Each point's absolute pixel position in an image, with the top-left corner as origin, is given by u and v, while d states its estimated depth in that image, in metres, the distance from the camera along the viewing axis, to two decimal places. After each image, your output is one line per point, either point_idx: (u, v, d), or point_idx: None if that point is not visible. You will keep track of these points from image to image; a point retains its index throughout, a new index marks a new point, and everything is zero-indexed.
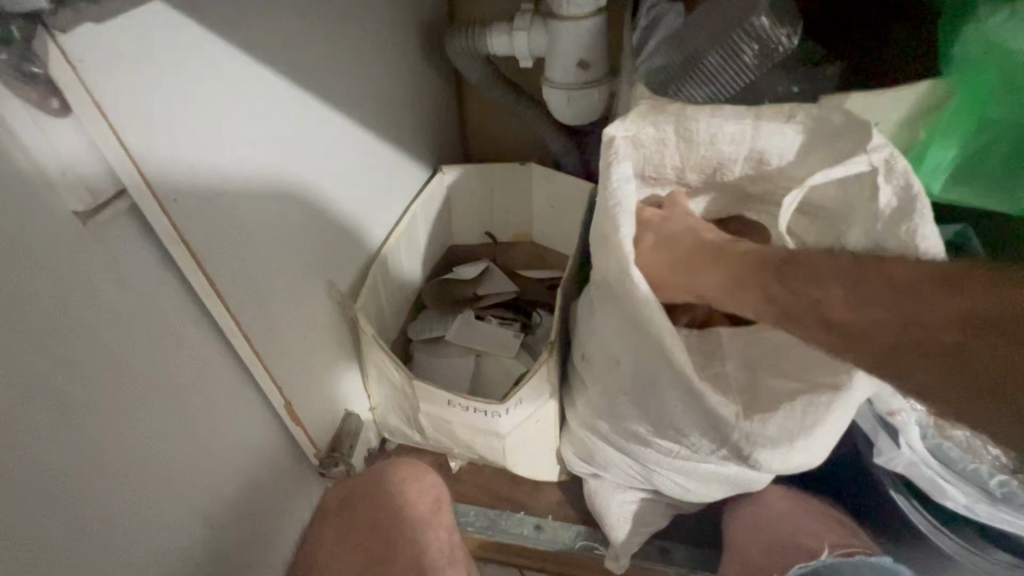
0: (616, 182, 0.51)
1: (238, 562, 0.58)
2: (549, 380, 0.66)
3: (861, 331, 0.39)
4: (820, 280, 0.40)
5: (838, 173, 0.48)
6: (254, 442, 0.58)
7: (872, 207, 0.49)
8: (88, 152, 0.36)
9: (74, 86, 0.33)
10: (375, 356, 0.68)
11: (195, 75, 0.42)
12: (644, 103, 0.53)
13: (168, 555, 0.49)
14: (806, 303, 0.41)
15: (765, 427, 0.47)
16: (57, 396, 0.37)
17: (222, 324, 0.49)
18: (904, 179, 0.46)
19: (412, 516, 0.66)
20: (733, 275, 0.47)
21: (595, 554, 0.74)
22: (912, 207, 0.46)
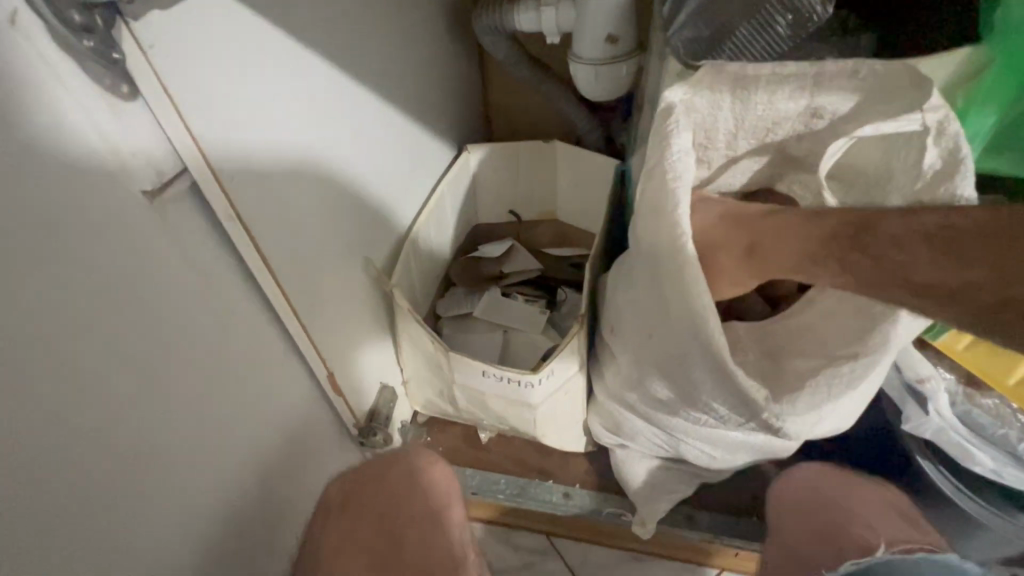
0: (675, 155, 0.52)
1: (289, 520, 0.63)
2: (578, 352, 0.67)
3: (918, 278, 0.41)
4: (903, 241, 0.42)
5: (887, 127, 0.49)
6: (300, 410, 0.61)
7: (915, 167, 0.50)
8: (154, 134, 0.38)
9: (144, 72, 0.35)
10: (410, 329, 0.71)
11: (267, 49, 0.46)
12: (704, 65, 0.53)
13: (232, 511, 0.53)
14: (880, 265, 0.43)
15: (795, 406, 0.48)
16: (133, 362, 0.40)
17: (272, 297, 0.52)
18: (954, 140, 0.46)
19: (434, 498, 0.70)
20: (806, 251, 0.48)
21: (622, 520, 0.77)
22: (956, 168, 0.46)
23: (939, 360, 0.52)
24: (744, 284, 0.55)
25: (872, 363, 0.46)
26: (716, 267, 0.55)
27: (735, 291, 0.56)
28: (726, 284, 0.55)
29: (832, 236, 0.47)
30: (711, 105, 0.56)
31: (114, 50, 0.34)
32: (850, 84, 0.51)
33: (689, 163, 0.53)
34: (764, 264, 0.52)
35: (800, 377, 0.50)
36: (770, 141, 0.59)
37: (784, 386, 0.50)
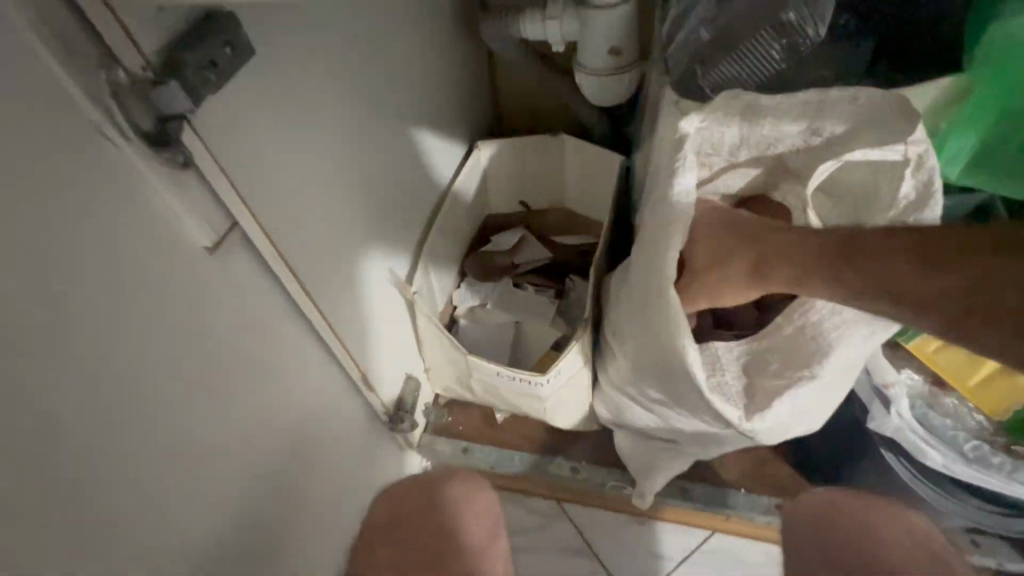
0: (679, 192, 0.56)
1: (343, 504, 0.72)
2: (584, 350, 0.75)
3: (902, 287, 0.46)
4: (886, 258, 0.47)
5: (874, 156, 0.52)
6: (344, 410, 0.69)
7: (891, 195, 0.54)
8: (206, 203, 0.42)
9: (202, 155, 0.39)
10: (431, 331, 0.78)
11: (306, 98, 0.51)
12: (723, 93, 0.56)
13: (302, 502, 0.62)
14: (868, 277, 0.48)
15: (764, 421, 0.55)
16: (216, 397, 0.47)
17: (314, 321, 0.57)
18: (928, 175, 0.51)
19: (470, 544, 0.62)
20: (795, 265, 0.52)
21: (624, 492, 0.87)
22: (924, 203, 0.51)
23: (905, 365, 0.58)
24: (741, 293, 0.58)
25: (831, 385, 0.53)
26: (721, 277, 0.58)
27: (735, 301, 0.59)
28: (728, 293, 0.58)
29: (823, 250, 0.51)
30: (719, 125, 0.58)
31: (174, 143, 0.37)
32: (844, 110, 0.54)
33: (693, 205, 0.57)
34: (761, 275, 0.56)
35: (769, 394, 0.55)
36: (771, 153, 0.60)
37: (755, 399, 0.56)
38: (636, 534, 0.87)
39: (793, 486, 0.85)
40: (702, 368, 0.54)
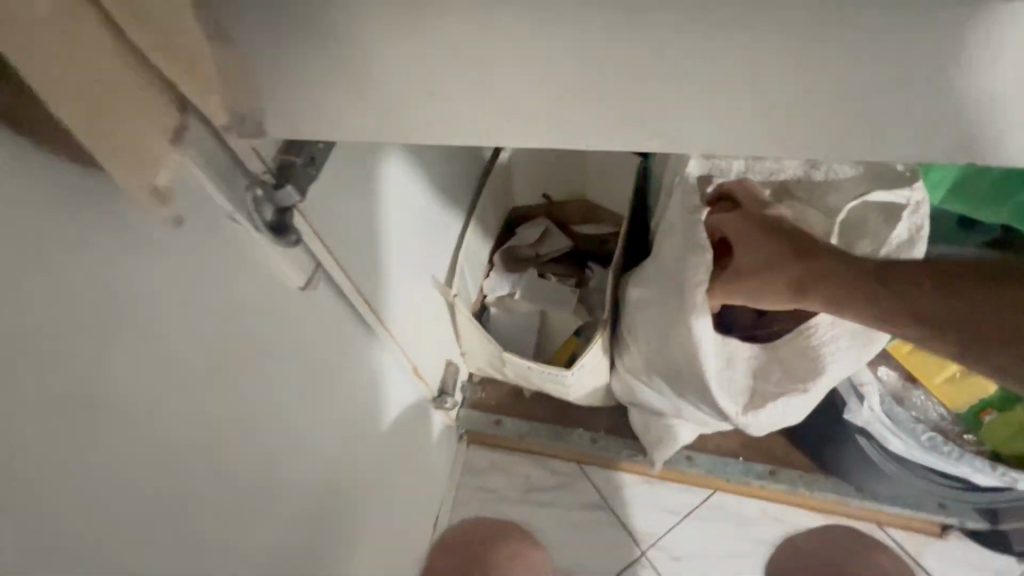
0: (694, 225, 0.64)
1: (404, 474, 0.85)
2: (603, 342, 0.86)
3: (929, 312, 0.48)
4: (914, 284, 0.49)
5: (883, 196, 0.61)
6: (402, 397, 0.81)
7: (884, 235, 0.62)
8: (304, 259, 0.52)
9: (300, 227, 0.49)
10: (470, 327, 0.90)
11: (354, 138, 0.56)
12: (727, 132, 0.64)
13: (375, 476, 0.75)
14: (901, 299, 0.50)
15: (758, 418, 0.66)
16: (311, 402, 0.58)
17: (378, 330, 0.69)
18: (919, 221, 0.60)
19: None
20: (804, 275, 0.57)
21: (637, 459, 1.00)
22: (913, 244, 0.60)
23: (883, 366, 0.67)
24: (780, 302, 0.61)
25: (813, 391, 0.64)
26: (759, 284, 0.61)
27: (773, 305, 0.62)
28: (767, 298, 0.62)
29: (863, 272, 0.53)
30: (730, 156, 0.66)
31: (290, 232, 0.46)
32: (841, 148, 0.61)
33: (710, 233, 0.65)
34: (799, 286, 0.58)
35: (764, 395, 0.66)
36: (776, 178, 0.68)
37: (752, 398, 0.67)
38: (647, 493, 1.01)
39: (785, 455, 0.97)
40: (712, 375, 0.64)
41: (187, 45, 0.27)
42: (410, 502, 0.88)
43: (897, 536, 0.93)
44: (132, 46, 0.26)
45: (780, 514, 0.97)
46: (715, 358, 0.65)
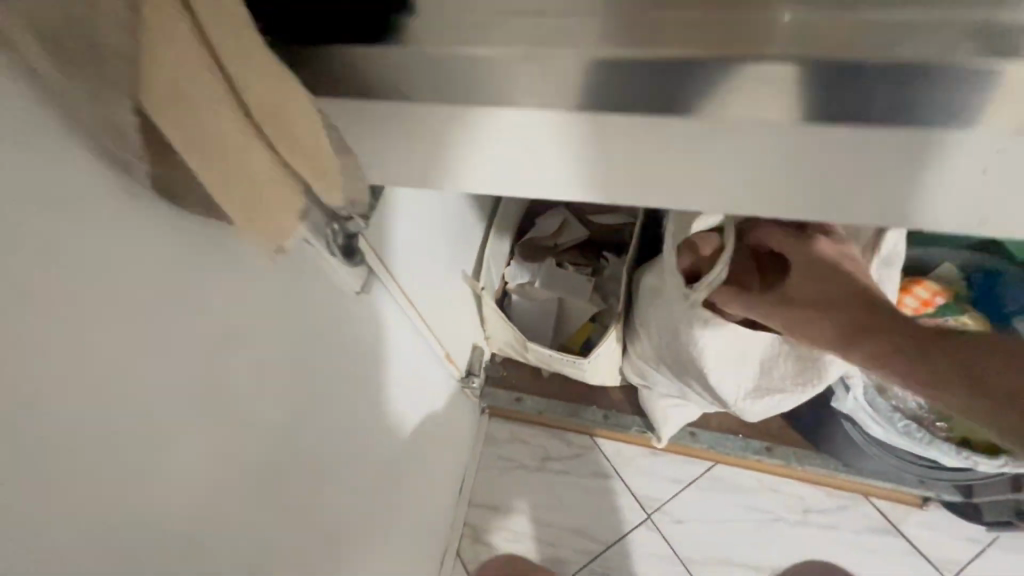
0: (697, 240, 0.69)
1: (435, 444, 0.96)
2: (615, 332, 0.94)
3: (983, 379, 0.44)
4: (970, 350, 0.46)
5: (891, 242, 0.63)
6: (434, 378, 0.92)
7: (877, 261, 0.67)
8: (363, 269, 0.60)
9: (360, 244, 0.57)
10: (495, 316, 0.99)
11: None
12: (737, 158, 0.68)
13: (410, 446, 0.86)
14: (954, 365, 0.46)
15: (754, 406, 0.75)
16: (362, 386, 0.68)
17: (416, 323, 0.78)
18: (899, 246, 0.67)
19: None
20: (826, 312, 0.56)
21: (645, 434, 1.10)
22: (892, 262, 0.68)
23: None
24: (825, 344, 0.58)
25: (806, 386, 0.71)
26: (806, 316, 0.58)
27: (812, 342, 0.59)
28: (810, 332, 0.59)
29: (926, 330, 0.50)
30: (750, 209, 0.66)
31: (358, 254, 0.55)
32: None
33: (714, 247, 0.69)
34: (850, 331, 0.54)
35: (762, 387, 0.74)
36: None
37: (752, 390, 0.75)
38: (653, 463, 1.12)
39: (781, 432, 1.06)
40: (714, 375, 0.72)
41: (310, 139, 0.31)
42: (440, 468, 1.00)
43: (881, 504, 1.04)
44: (268, 141, 0.31)
45: (773, 484, 1.07)
46: (718, 360, 0.72)
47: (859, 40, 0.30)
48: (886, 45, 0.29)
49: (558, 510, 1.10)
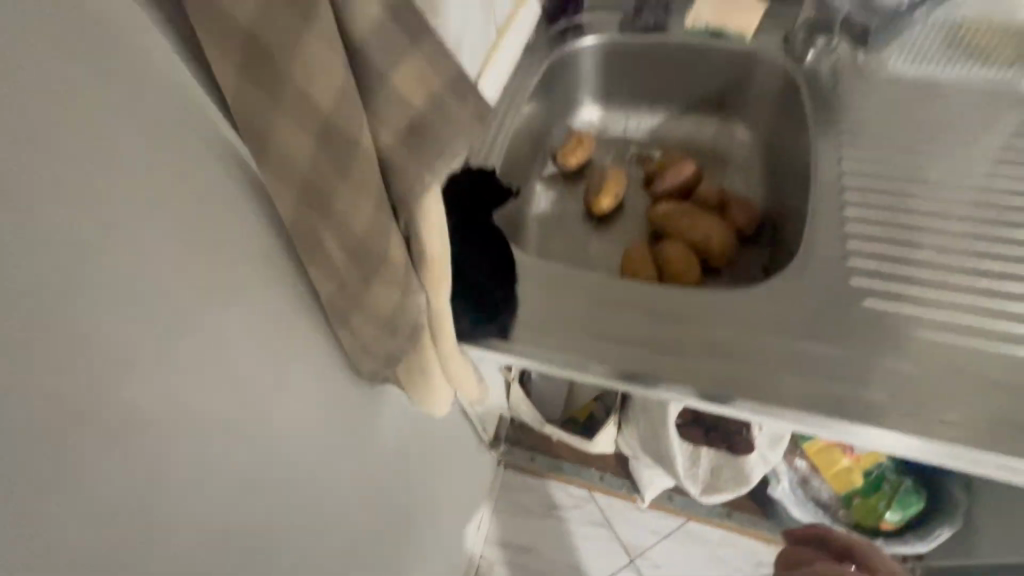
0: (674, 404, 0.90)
1: (468, 495, 1.24)
2: (612, 420, 1.23)
3: None
4: None
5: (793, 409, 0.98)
6: (472, 445, 1.20)
7: None
8: None
9: None
10: (517, 399, 1.29)
11: None
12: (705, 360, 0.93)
13: (455, 499, 1.14)
14: None
15: (712, 496, 1.03)
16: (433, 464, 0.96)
17: (468, 413, 1.06)
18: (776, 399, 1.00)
19: None
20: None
21: (630, 493, 1.38)
22: None
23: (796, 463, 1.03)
24: None
25: (745, 484, 0.99)
26: None
27: None
28: None
29: None
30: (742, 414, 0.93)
31: None
32: None
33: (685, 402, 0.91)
34: None
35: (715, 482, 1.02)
36: None
37: (711, 485, 1.03)
38: (637, 517, 1.39)
39: (740, 499, 1.35)
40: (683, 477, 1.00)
41: (456, 366, 0.57)
42: (470, 513, 1.28)
43: None
44: (441, 372, 0.57)
45: (736, 543, 1.34)
46: (685, 462, 1.00)
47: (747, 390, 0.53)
48: (748, 377, 0.54)
49: (560, 551, 1.37)
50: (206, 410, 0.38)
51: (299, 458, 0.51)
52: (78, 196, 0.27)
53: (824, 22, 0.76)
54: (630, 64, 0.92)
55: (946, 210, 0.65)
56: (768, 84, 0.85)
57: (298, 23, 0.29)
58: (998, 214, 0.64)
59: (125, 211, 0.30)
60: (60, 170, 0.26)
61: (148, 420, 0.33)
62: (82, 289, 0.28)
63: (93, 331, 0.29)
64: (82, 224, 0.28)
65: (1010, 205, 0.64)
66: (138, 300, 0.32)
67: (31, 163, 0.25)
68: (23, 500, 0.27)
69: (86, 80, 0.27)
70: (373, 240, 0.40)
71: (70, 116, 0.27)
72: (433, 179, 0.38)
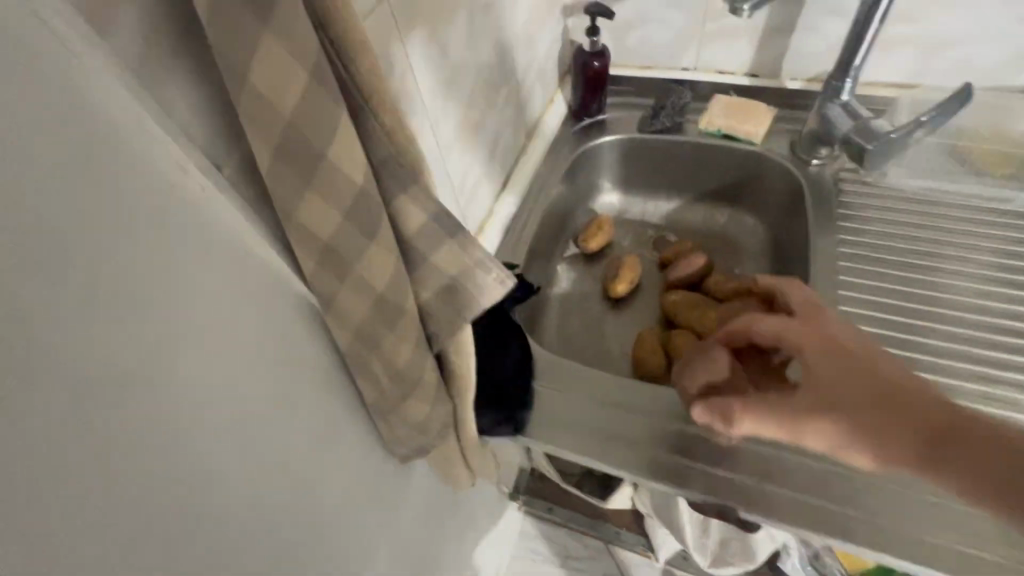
0: None
1: (487, 543, 1.30)
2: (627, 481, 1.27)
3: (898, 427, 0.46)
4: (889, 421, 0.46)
5: None
6: (493, 497, 1.27)
7: None
8: None
9: None
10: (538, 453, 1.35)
11: None
12: None
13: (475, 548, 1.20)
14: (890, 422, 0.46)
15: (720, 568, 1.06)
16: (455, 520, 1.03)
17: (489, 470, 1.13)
18: None
19: None
20: (857, 391, 0.47)
21: (646, 551, 1.41)
22: None
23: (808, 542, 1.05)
24: None
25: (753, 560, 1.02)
26: None
27: None
28: None
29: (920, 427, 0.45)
30: None
31: None
32: None
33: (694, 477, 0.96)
34: None
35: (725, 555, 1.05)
36: None
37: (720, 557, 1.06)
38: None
39: None
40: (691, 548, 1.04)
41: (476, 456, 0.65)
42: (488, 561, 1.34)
43: None
44: (463, 460, 0.64)
45: None
46: (694, 533, 1.03)
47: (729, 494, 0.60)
48: (734, 482, 0.60)
49: None
50: (225, 418, 0.40)
51: (334, 535, 0.59)
52: (117, 245, 0.30)
53: (822, 136, 0.83)
54: (647, 159, 1.00)
55: (937, 329, 0.69)
56: (776, 184, 0.91)
57: (365, 239, 0.38)
58: (989, 334, 0.68)
59: (160, 239, 0.32)
60: (103, 203, 0.28)
61: (175, 427, 0.36)
62: (120, 344, 0.31)
63: (126, 350, 0.31)
64: (125, 256, 0.30)
65: (1000, 324, 0.68)
66: (168, 338, 0.34)
67: (81, 211, 0.27)
68: (65, 503, 0.29)
69: (141, 153, 0.30)
70: (409, 372, 0.49)
71: (122, 195, 0.29)
72: (458, 320, 0.48)
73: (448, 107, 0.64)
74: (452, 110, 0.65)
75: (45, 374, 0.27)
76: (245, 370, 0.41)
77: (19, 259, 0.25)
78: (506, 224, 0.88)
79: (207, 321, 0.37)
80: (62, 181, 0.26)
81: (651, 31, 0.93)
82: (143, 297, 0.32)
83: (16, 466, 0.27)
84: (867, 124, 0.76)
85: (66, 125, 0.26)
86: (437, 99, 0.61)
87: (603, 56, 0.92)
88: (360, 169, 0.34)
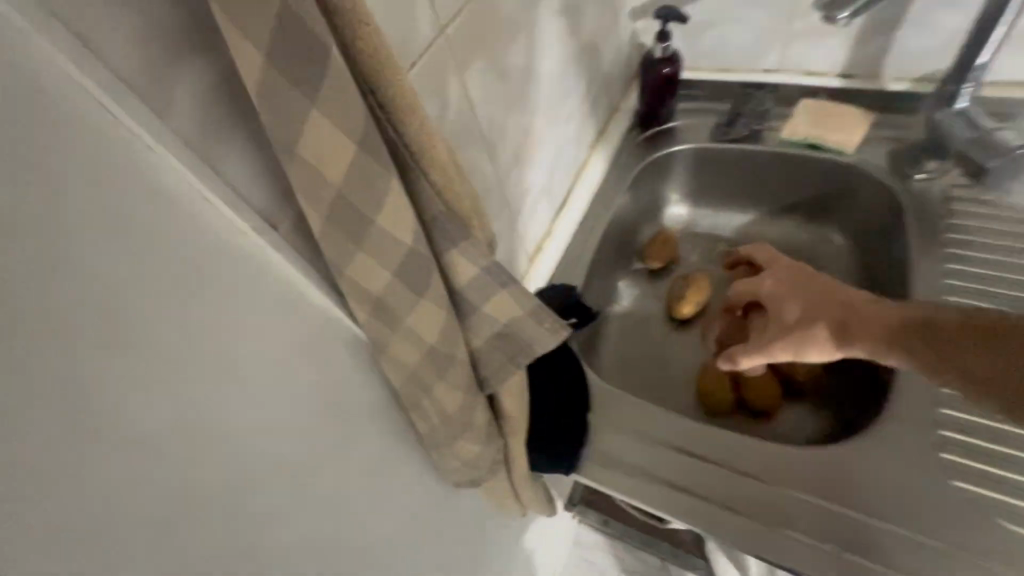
0: None
1: (540, 554, 1.30)
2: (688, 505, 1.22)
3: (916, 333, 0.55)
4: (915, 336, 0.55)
5: None
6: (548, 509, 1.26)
7: None
8: None
9: None
10: None
11: None
12: None
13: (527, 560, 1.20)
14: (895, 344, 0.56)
15: None
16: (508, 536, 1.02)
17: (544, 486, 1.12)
18: None
19: None
20: (831, 307, 0.62)
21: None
22: None
23: None
24: None
25: None
26: None
27: None
28: None
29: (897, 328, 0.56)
30: None
31: None
32: None
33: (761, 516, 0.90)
34: None
35: None
36: None
37: None
38: None
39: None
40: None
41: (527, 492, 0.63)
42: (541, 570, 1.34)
43: None
44: (515, 496, 0.63)
45: None
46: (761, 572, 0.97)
47: (792, 558, 0.54)
48: (800, 545, 0.54)
49: None
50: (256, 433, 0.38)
51: (389, 561, 0.60)
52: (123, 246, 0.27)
53: (930, 146, 0.74)
54: (720, 168, 0.92)
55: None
56: (872, 199, 0.81)
57: (413, 295, 0.37)
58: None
59: (170, 239, 0.30)
60: (105, 202, 0.26)
61: (194, 435, 0.33)
62: (133, 345, 0.29)
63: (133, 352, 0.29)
64: (126, 254, 0.28)
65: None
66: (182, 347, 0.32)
67: (82, 208, 0.25)
68: (70, 505, 0.27)
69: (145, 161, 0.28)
70: (458, 416, 0.48)
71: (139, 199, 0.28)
72: (510, 365, 0.46)
73: (507, 132, 0.61)
74: (511, 134, 0.63)
75: (44, 379, 0.25)
76: (293, 408, 0.42)
77: (7, 257, 0.23)
78: (565, 241, 0.84)
79: (225, 326, 0.34)
80: (59, 179, 0.24)
81: (730, 32, 0.85)
82: (150, 297, 0.29)
83: (17, 472, 0.25)
84: (992, 137, 0.70)
85: (60, 114, 0.24)
86: (496, 126, 0.59)
87: (673, 61, 0.86)
88: (406, 230, 0.33)
